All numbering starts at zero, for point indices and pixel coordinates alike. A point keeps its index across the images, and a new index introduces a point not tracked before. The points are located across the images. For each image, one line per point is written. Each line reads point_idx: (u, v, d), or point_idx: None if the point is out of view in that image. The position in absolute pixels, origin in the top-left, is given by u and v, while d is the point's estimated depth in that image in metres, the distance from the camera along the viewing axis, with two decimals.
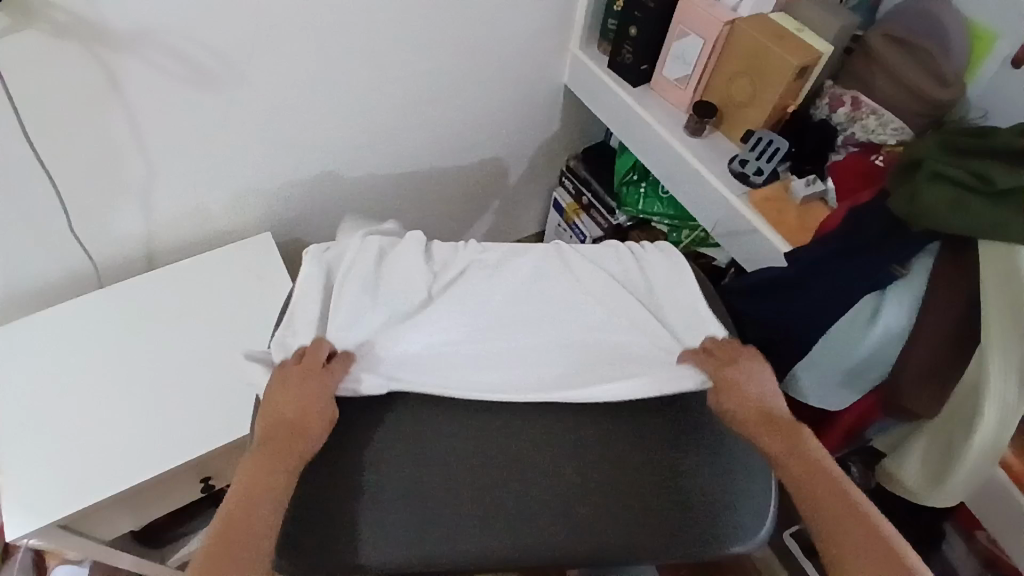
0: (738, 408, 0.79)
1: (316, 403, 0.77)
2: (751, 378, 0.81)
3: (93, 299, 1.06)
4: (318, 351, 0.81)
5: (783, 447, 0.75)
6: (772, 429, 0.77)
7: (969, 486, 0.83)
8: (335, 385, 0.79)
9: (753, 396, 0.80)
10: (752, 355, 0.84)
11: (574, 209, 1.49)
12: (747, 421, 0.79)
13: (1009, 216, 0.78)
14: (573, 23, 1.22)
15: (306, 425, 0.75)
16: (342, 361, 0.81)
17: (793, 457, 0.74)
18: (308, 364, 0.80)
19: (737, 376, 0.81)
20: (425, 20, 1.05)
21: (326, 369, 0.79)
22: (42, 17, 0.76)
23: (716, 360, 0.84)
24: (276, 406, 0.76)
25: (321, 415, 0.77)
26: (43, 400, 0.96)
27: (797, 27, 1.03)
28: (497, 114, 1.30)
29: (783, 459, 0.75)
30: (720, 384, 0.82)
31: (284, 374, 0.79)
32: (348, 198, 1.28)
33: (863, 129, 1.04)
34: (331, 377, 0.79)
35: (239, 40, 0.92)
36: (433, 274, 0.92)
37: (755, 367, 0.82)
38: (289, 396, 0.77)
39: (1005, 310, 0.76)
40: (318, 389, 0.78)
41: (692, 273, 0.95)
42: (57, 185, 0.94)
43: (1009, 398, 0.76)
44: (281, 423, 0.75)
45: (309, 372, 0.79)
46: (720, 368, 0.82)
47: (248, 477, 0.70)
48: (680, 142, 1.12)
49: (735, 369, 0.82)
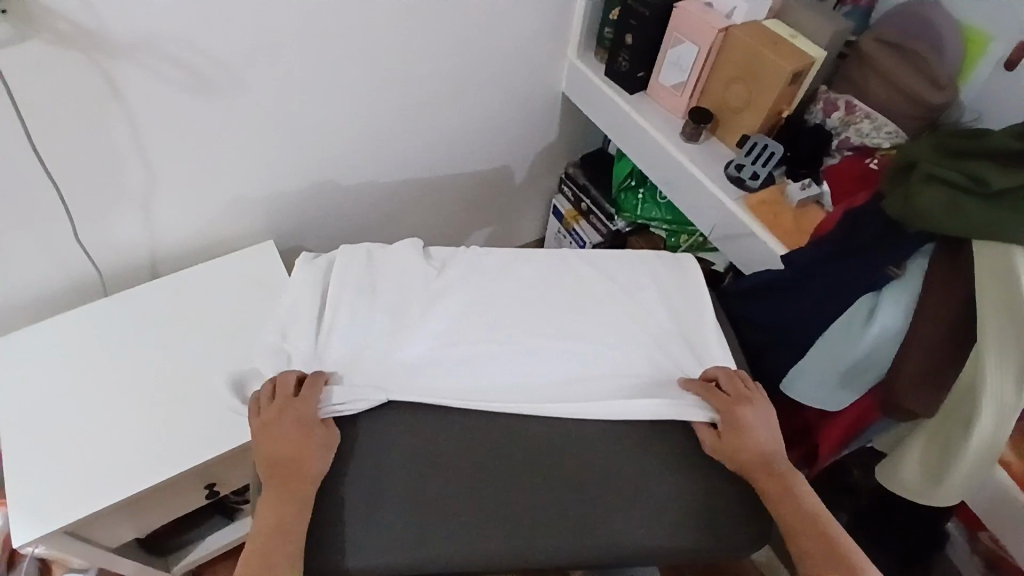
0: (740, 453, 0.80)
1: (307, 435, 0.77)
2: (756, 420, 0.82)
3: (97, 306, 1.07)
4: (287, 382, 0.81)
5: (778, 492, 0.77)
6: (772, 476, 0.78)
7: (968, 484, 0.83)
8: (317, 408, 0.79)
9: (756, 440, 0.80)
10: (753, 396, 0.84)
11: (573, 215, 1.50)
12: (748, 466, 0.79)
13: (1004, 215, 0.79)
14: (570, 32, 1.24)
15: (304, 454, 0.76)
16: (313, 386, 0.80)
17: (788, 505, 0.75)
18: (282, 397, 0.79)
19: (744, 418, 0.82)
20: (423, 28, 1.07)
21: (296, 400, 0.79)
22: (46, 27, 0.78)
23: (721, 398, 0.84)
24: (269, 444, 0.77)
25: (316, 442, 0.77)
26: (48, 407, 0.97)
27: (790, 34, 1.04)
28: (496, 121, 1.32)
29: (778, 504, 0.76)
30: (726, 427, 0.82)
31: (263, 417, 0.78)
32: (348, 205, 1.29)
33: (857, 132, 1.04)
34: (307, 403, 0.79)
35: (239, 49, 0.93)
36: (431, 285, 0.93)
37: (758, 409, 0.83)
38: (278, 435, 0.77)
39: (1000, 308, 0.77)
40: (300, 418, 0.78)
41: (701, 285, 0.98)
42: (62, 193, 0.96)
43: (1007, 396, 0.77)
44: (279, 462, 0.75)
45: (284, 406, 0.78)
46: (728, 409, 0.82)
47: (263, 524, 0.71)
48: (677, 148, 1.13)
49: (741, 411, 0.82)
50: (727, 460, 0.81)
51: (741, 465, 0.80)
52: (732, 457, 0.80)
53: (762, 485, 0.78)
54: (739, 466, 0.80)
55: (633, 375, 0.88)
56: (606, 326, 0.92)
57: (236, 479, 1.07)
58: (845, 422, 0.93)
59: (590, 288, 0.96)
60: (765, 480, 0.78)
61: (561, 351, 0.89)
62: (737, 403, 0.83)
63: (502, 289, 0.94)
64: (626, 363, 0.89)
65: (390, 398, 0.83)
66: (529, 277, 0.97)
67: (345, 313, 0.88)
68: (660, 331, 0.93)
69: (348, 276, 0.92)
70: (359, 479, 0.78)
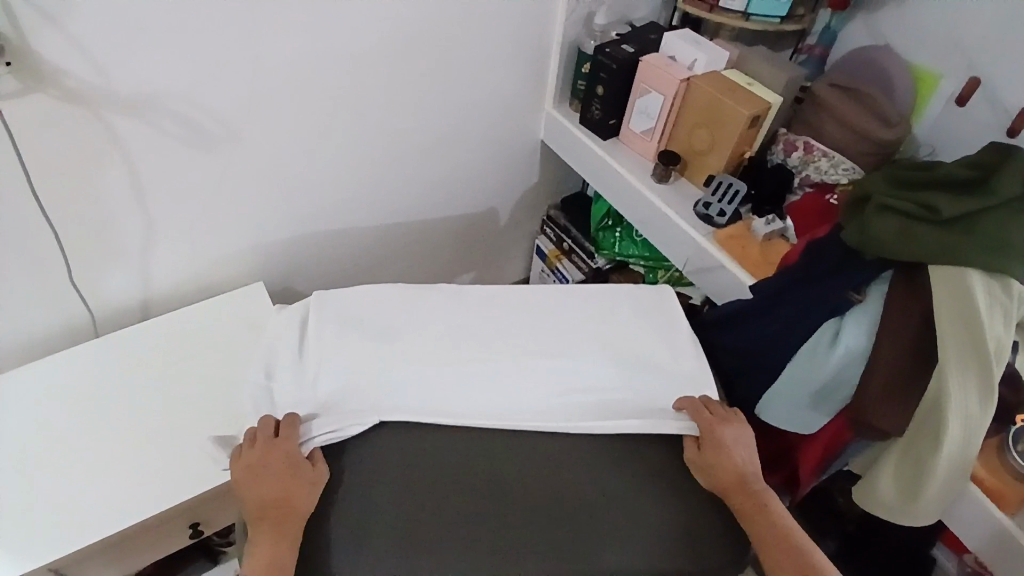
0: (720, 471, 0.83)
1: (293, 473, 0.79)
2: (737, 440, 0.85)
3: (87, 346, 1.09)
4: (266, 428, 0.83)
5: (755, 514, 0.80)
6: (747, 495, 0.81)
7: (941, 499, 0.86)
8: (297, 446, 0.82)
9: (735, 458, 0.83)
10: (735, 421, 0.87)
11: (555, 255, 1.56)
12: (726, 486, 0.82)
13: (955, 240, 0.84)
14: (547, 85, 1.32)
15: (292, 493, 0.77)
16: (292, 428, 0.83)
17: (761, 524, 0.79)
18: (263, 442, 0.81)
19: (725, 436, 0.85)
20: (409, 83, 1.14)
21: (279, 442, 0.81)
22: (53, 82, 0.84)
23: (708, 417, 0.87)
24: (254, 488, 0.78)
25: (304, 481, 0.79)
26: (36, 447, 0.98)
27: (747, 82, 1.12)
28: (479, 168, 1.38)
29: (754, 524, 0.79)
30: (705, 442, 0.85)
31: (247, 461, 0.80)
32: (338, 249, 1.34)
33: (816, 170, 1.11)
34: (289, 444, 0.81)
35: (234, 104, 0.99)
36: (409, 323, 0.95)
37: (741, 430, 0.86)
38: (264, 476, 0.78)
39: (956, 327, 0.82)
40: (285, 459, 0.80)
41: (679, 311, 1.02)
42: (60, 239, 1.00)
43: (974, 411, 0.81)
44: (268, 500, 0.76)
45: (267, 448, 0.80)
46: (710, 426, 0.86)
47: (254, 567, 0.72)
48: (650, 189, 1.19)
49: (723, 431, 0.85)
50: (703, 475, 0.84)
51: (720, 484, 0.83)
52: (713, 475, 0.83)
53: (739, 505, 0.81)
54: (715, 483, 0.83)
55: (609, 400, 0.91)
56: (584, 352, 0.94)
57: (222, 519, 1.07)
58: (820, 441, 0.96)
59: (567, 318, 0.99)
60: (741, 500, 0.81)
61: (542, 376, 0.91)
62: (720, 421, 0.86)
63: (480, 322, 0.97)
64: (605, 390, 0.91)
65: (381, 419, 0.85)
66: (505, 310, 0.99)
67: (329, 349, 0.91)
68: (636, 357, 0.95)
69: (327, 318, 0.94)
70: (342, 503, 0.80)
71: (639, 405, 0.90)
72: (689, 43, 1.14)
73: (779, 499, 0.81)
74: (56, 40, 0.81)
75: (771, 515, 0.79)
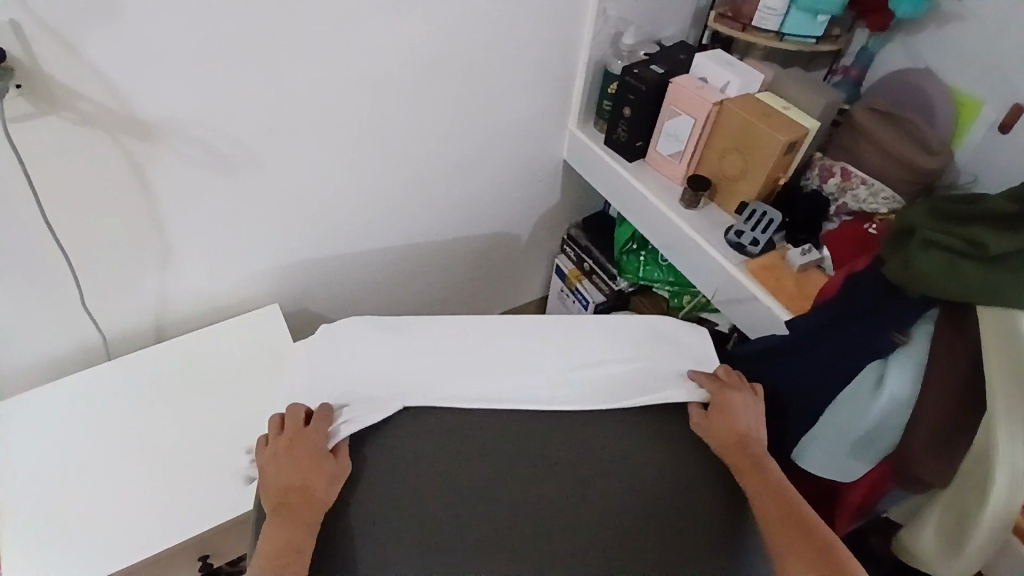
0: (718, 432, 0.86)
1: (315, 462, 0.79)
2: (745, 407, 0.88)
3: (99, 368, 1.06)
4: (296, 417, 0.84)
5: (749, 470, 0.82)
6: (746, 455, 0.84)
7: (986, 554, 0.80)
8: (323, 438, 0.82)
9: (739, 422, 0.87)
10: (746, 391, 0.91)
11: (575, 275, 1.52)
12: (726, 445, 0.85)
13: (1004, 281, 0.80)
14: (571, 104, 1.28)
15: (310, 482, 0.77)
16: (324, 418, 0.84)
17: (754, 478, 0.81)
18: (291, 429, 0.83)
19: (733, 402, 0.89)
20: (432, 105, 1.11)
21: (307, 432, 0.82)
22: (67, 106, 0.81)
23: (720, 384, 0.91)
24: (276, 472, 0.78)
25: (323, 471, 0.79)
26: (44, 475, 0.95)
27: (783, 106, 1.08)
28: (500, 188, 1.35)
29: (749, 478, 0.81)
30: (714, 407, 0.89)
31: (274, 448, 0.81)
32: (355, 270, 1.30)
33: (854, 198, 1.07)
34: (316, 435, 0.82)
35: (253, 129, 0.97)
36: (430, 364, 0.94)
37: (749, 399, 0.90)
38: (286, 464, 0.79)
39: (1007, 373, 0.77)
40: (308, 447, 0.81)
41: (703, 332, 1.04)
42: (72, 261, 0.97)
43: (1022, 463, 0.75)
44: (288, 487, 0.77)
45: (293, 436, 0.82)
46: (720, 392, 0.90)
47: (268, 546, 0.71)
48: (678, 216, 1.15)
49: (732, 396, 0.89)
50: (704, 436, 0.87)
51: (719, 443, 0.86)
52: (712, 435, 0.87)
53: (736, 463, 0.84)
54: (718, 443, 0.86)
55: (637, 441, 0.88)
56: (610, 383, 0.94)
57: (230, 550, 1.06)
58: (862, 487, 0.92)
59: (587, 351, 0.98)
60: (739, 458, 0.84)
61: (556, 391, 0.93)
62: (729, 388, 0.91)
63: (495, 351, 0.97)
64: (630, 429, 0.90)
65: (406, 406, 0.88)
66: (524, 341, 0.99)
67: (344, 380, 0.91)
68: (662, 383, 0.94)
69: (354, 347, 0.96)
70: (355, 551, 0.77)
71: (662, 442, 0.88)
72: (722, 66, 1.11)
73: (777, 465, 0.83)
74: (71, 64, 0.78)
75: (766, 473, 0.81)
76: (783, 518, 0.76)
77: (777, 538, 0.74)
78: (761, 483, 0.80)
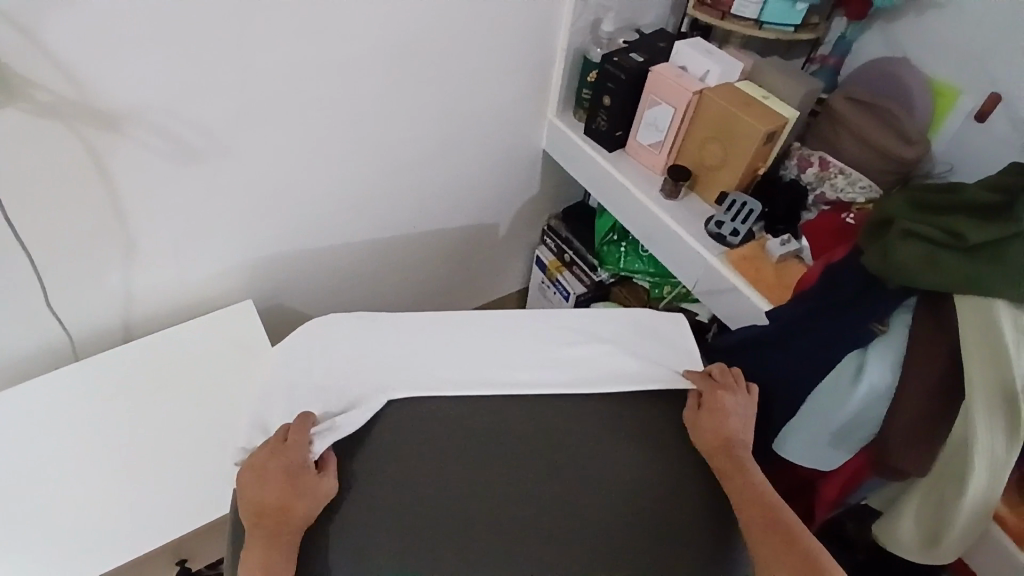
0: (706, 432, 0.86)
1: (293, 479, 0.77)
2: (736, 409, 0.87)
3: (63, 371, 1.02)
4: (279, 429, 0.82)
5: (733, 474, 0.82)
6: (730, 458, 0.83)
7: (966, 540, 0.83)
8: (303, 452, 0.79)
9: (729, 425, 0.86)
10: (738, 391, 0.90)
11: (556, 266, 1.51)
12: (711, 449, 0.85)
13: (983, 270, 0.80)
14: (550, 93, 1.26)
15: (287, 502, 0.75)
16: (303, 429, 0.81)
17: (739, 481, 0.81)
18: (273, 441, 0.81)
19: (725, 403, 0.88)
20: (408, 94, 1.09)
21: (287, 444, 0.80)
22: (25, 96, 0.77)
23: (713, 383, 0.91)
24: (255, 488, 0.77)
25: (300, 489, 0.76)
26: (7, 482, 0.91)
27: (762, 95, 1.08)
28: (479, 179, 1.33)
29: (733, 482, 0.81)
30: (704, 407, 0.88)
31: (255, 460, 0.79)
32: (330, 264, 1.28)
33: (832, 187, 1.08)
34: (296, 447, 0.79)
35: (223, 118, 0.93)
36: (409, 361, 0.93)
37: (741, 401, 0.89)
38: (265, 479, 0.77)
39: (986, 363, 0.78)
40: (286, 463, 0.78)
41: (687, 323, 1.03)
42: (34, 258, 0.93)
43: (999, 450, 0.77)
44: (266, 507, 0.75)
45: (275, 449, 0.80)
46: (712, 391, 0.90)
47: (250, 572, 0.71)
48: (658, 206, 1.15)
49: (724, 397, 0.89)
50: (694, 436, 0.87)
51: (705, 444, 0.86)
52: (699, 434, 0.87)
53: (720, 465, 0.84)
54: (703, 445, 0.86)
55: (622, 434, 0.89)
56: (588, 372, 0.94)
57: (208, 552, 1.04)
58: (838, 480, 0.93)
59: (568, 343, 0.98)
60: (723, 461, 0.83)
61: (539, 372, 0.94)
62: (721, 388, 0.90)
63: (475, 345, 0.96)
64: (613, 423, 0.90)
65: (389, 402, 0.88)
66: (503, 335, 0.98)
67: (322, 377, 0.90)
68: (642, 376, 0.94)
69: (329, 344, 0.94)
70: (334, 549, 0.77)
71: (643, 438, 0.89)
72: (701, 54, 1.10)
73: (760, 469, 0.82)
74: (28, 52, 0.74)
75: (750, 477, 0.81)
76: (766, 526, 0.76)
77: (757, 545, 0.75)
78: (745, 488, 0.80)
